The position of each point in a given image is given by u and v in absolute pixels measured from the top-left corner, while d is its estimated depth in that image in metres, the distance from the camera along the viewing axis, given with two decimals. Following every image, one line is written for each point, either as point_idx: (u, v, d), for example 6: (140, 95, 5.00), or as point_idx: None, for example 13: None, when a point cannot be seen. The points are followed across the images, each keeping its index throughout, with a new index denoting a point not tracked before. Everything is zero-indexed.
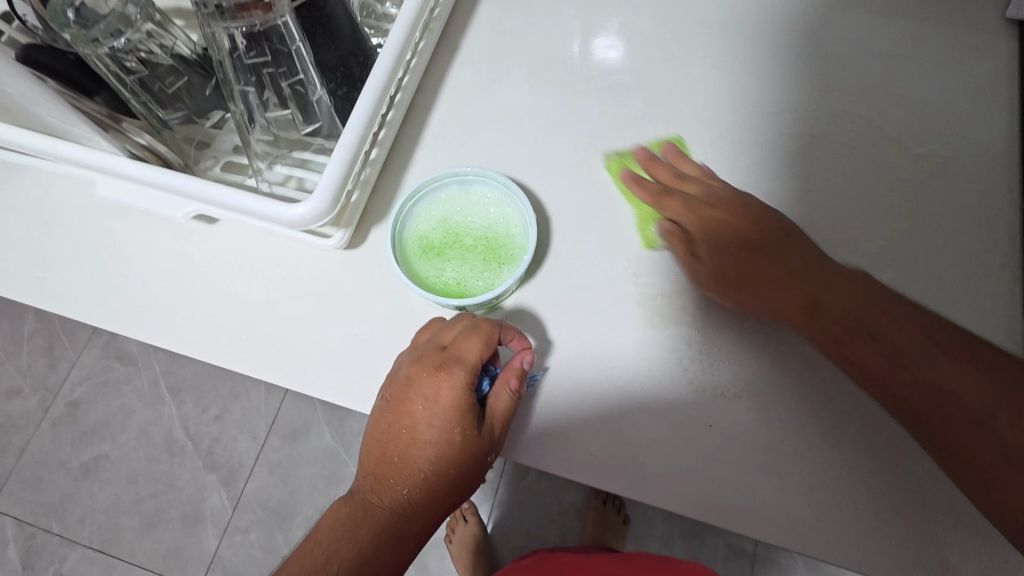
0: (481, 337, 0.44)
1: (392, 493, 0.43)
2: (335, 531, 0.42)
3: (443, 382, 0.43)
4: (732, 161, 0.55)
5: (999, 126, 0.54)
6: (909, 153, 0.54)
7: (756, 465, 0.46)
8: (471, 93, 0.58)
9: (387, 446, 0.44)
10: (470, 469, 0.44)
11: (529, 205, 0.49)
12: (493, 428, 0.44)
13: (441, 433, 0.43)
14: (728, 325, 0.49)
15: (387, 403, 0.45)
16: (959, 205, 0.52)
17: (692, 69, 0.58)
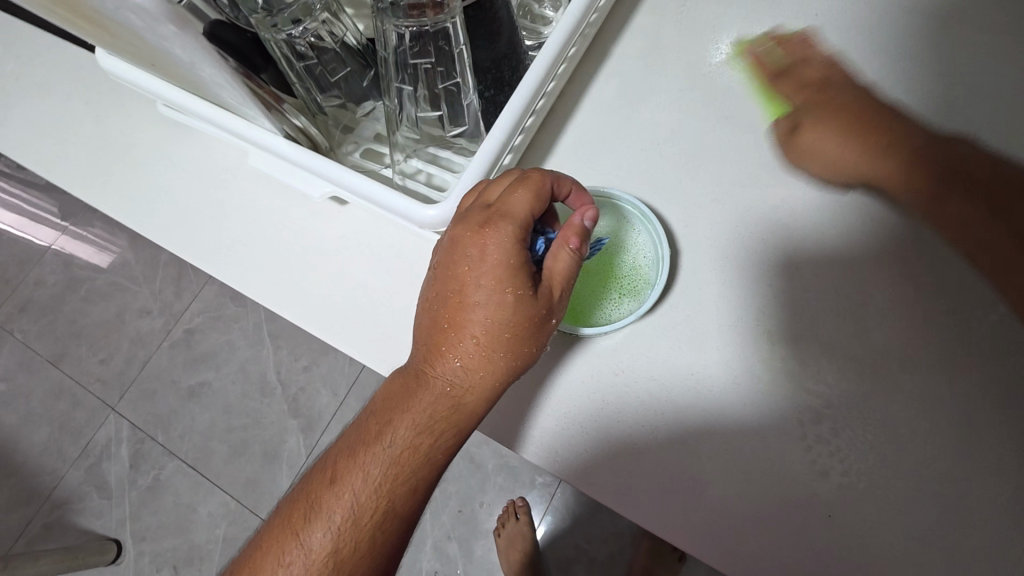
0: (529, 189, 0.39)
1: (445, 361, 0.40)
2: (394, 402, 0.40)
3: (490, 239, 0.38)
4: (898, 214, 0.48)
5: None
6: None
7: (863, 563, 0.41)
8: (611, 104, 0.55)
9: (435, 315, 0.41)
10: (527, 342, 0.40)
11: (666, 238, 0.46)
12: (554, 292, 0.40)
13: (491, 292, 0.38)
14: (862, 404, 0.44)
15: (434, 270, 0.41)
16: None
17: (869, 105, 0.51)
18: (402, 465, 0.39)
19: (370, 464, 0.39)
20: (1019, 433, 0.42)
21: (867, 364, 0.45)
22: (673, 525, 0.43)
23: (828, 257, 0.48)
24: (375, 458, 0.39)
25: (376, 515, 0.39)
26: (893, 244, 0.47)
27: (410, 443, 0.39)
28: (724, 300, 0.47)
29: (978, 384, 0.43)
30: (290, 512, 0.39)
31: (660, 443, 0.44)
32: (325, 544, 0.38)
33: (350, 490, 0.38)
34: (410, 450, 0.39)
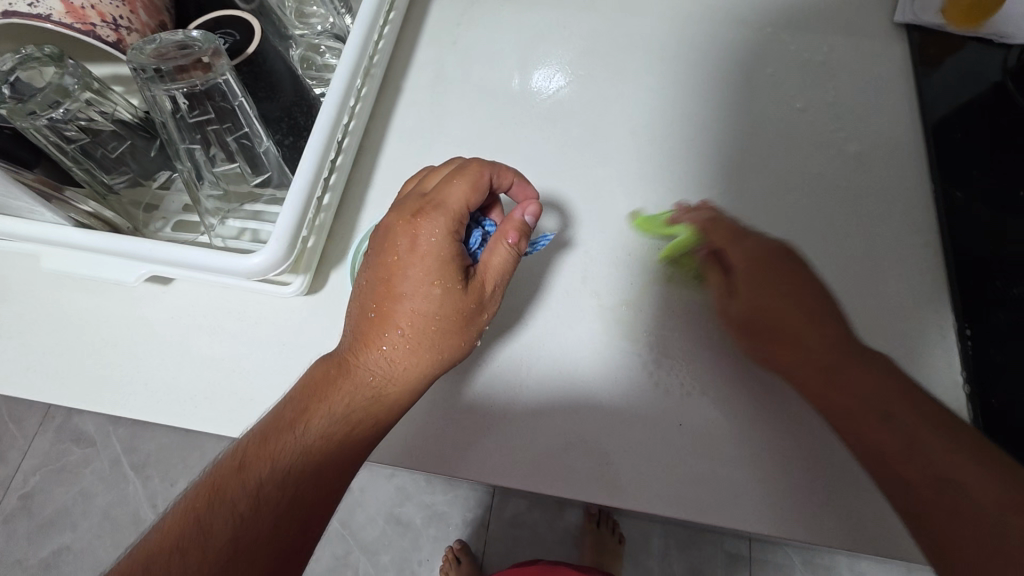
0: (468, 181, 0.44)
1: (378, 349, 0.43)
2: (322, 391, 0.42)
3: (424, 228, 0.43)
4: (668, 170, 0.58)
5: (904, 117, 0.60)
6: (828, 149, 0.59)
7: (730, 459, 0.47)
8: (416, 132, 0.60)
9: (364, 303, 0.44)
10: (450, 334, 0.43)
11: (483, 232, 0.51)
12: (482, 286, 0.44)
13: (420, 281, 0.42)
14: (687, 328, 0.52)
15: (370, 256, 0.45)
16: (878, 191, 0.56)
17: (623, 90, 0.62)
18: (319, 451, 0.40)
19: (290, 446, 0.39)
20: None
21: (681, 292, 0.53)
22: (516, 477, 0.47)
23: (626, 218, 0.56)
24: (293, 447, 0.39)
25: (281, 502, 0.38)
26: (671, 195, 0.57)
27: (328, 432, 0.40)
28: (547, 275, 0.54)
29: None
30: (191, 501, 0.38)
31: (499, 409, 0.49)
32: (224, 535, 0.36)
33: (259, 474, 0.38)
34: (327, 442, 0.40)
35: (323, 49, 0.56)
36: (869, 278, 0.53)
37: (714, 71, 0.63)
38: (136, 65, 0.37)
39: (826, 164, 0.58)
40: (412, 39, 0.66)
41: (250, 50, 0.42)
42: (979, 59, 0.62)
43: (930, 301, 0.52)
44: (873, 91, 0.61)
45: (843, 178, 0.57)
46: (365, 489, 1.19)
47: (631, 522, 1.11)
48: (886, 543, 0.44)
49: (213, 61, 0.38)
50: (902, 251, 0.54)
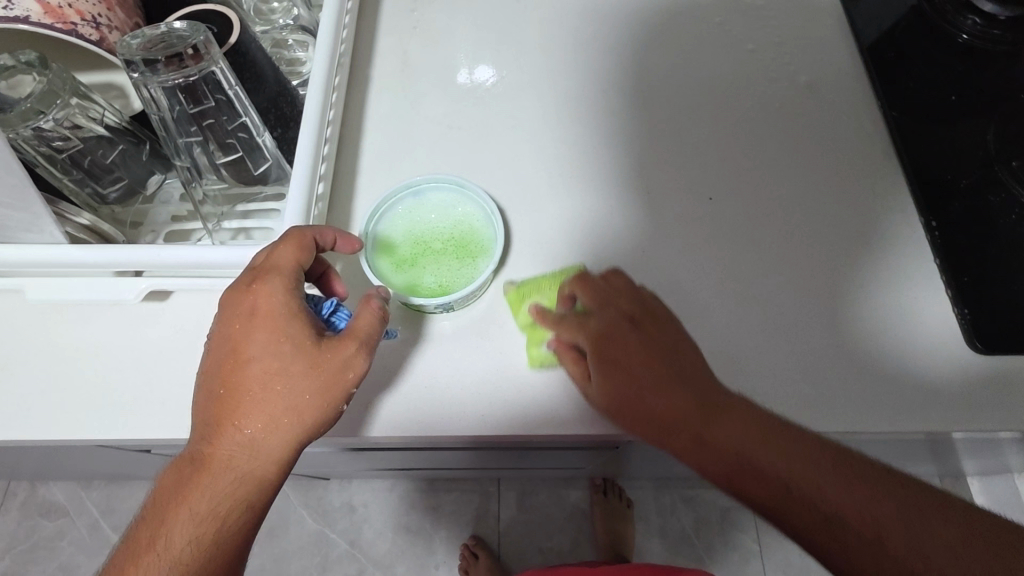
0: (293, 243, 0.42)
1: (229, 436, 0.40)
2: (175, 489, 0.39)
3: (259, 294, 0.41)
4: (642, 120, 0.61)
5: (843, 46, 0.65)
6: (782, 83, 0.63)
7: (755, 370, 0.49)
8: (392, 115, 0.61)
9: (213, 382, 0.41)
10: (308, 399, 0.40)
11: (488, 197, 0.51)
12: (344, 347, 0.41)
13: (267, 348, 0.40)
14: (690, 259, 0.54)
15: (214, 342, 0.42)
16: (833, 114, 0.61)
17: (586, 52, 0.64)
18: (186, 563, 0.37)
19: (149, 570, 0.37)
20: (795, 231, 0.55)
21: (675, 226, 0.55)
22: (555, 427, 0.47)
23: (612, 169, 0.58)
24: (151, 565, 0.37)
25: None
26: (649, 141, 0.60)
27: (192, 538, 0.38)
28: (544, 240, 0.54)
29: (747, 210, 0.56)
30: None
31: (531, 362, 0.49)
32: None
33: None
34: (189, 547, 0.38)
35: (290, 43, 0.55)
36: (838, 192, 0.57)
37: (667, 26, 0.66)
38: (126, 58, 0.37)
39: (782, 97, 0.62)
40: (371, 30, 0.66)
41: (234, 41, 0.42)
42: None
43: (899, 203, 0.56)
44: (811, 28, 0.66)
45: (799, 108, 0.62)
46: (368, 504, 1.17)
47: (637, 488, 1.14)
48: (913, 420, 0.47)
49: (203, 50, 0.38)
50: (866, 162, 0.58)
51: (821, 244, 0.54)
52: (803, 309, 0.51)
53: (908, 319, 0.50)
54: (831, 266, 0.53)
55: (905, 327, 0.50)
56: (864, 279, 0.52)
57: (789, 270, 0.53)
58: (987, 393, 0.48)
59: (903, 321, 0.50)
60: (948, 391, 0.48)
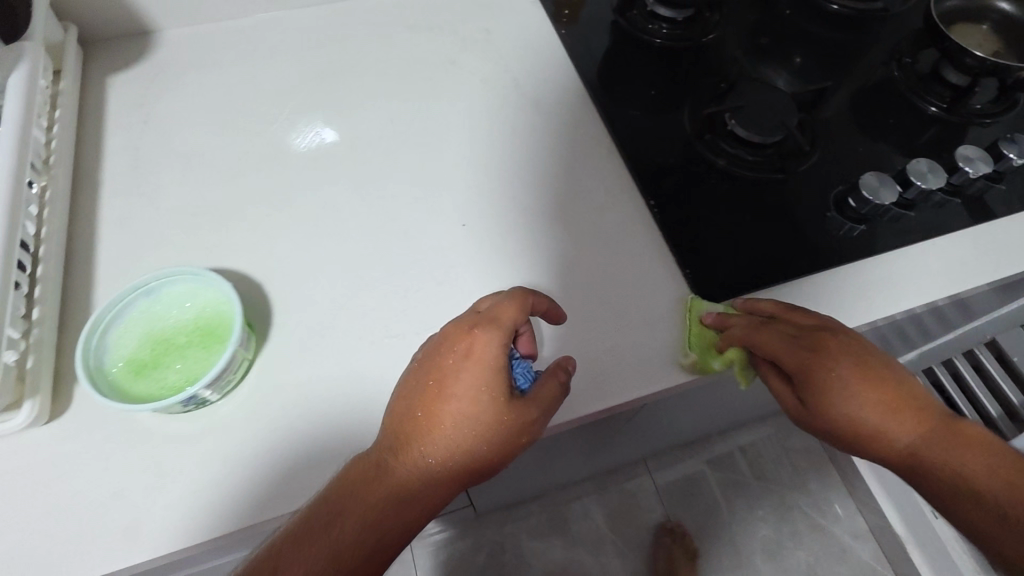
0: (515, 302, 0.48)
1: (411, 456, 0.45)
2: (360, 479, 0.43)
3: (475, 341, 0.46)
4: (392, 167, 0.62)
5: (566, 63, 0.72)
6: (517, 104, 0.67)
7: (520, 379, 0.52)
8: (127, 215, 0.58)
9: (408, 404, 0.46)
10: (485, 451, 0.46)
11: (223, 278, 0.48)
12: (534, 408, 0.47)
13: (466, 402, 0.45)
14: (452, 293, 0.55)
15: (419, 362, 0.48)
16: (567, 122, 0.66)
17: (329, 114, 0.66)
18: None
19: None
20: (545, 238, 0.58)
21: (431, 254, 0.58)
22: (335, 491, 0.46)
23: (368, 222, 0.59)
24: None
25: None
26: (400, 186, 0.61)
27: None
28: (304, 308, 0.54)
29: (500, 229, 0.59)
30: None
31: (299, 434, 0.48)
32: None
33: None
34: None
35: None
36: (570, 185, 0.62)
37: (405, 74, 0.69)
38: None
39: (520, 116, 0.67)
40: (97, 132, 0.63)
41: None
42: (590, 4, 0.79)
43: (629, 192, 0.62)
44: (525, 48, 0.73)
45: (533, 122, 0.66)
46: None
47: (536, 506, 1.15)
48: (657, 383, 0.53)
49: None
50: (595, 158, 0.64)
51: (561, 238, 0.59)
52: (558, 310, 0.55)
53: (646, 297, 0.56)
54: (579, 264, 0.57)
55: (644, 305, 0.56)
56: (608, 270, 0.57)
57: (543, 278, 0.56)
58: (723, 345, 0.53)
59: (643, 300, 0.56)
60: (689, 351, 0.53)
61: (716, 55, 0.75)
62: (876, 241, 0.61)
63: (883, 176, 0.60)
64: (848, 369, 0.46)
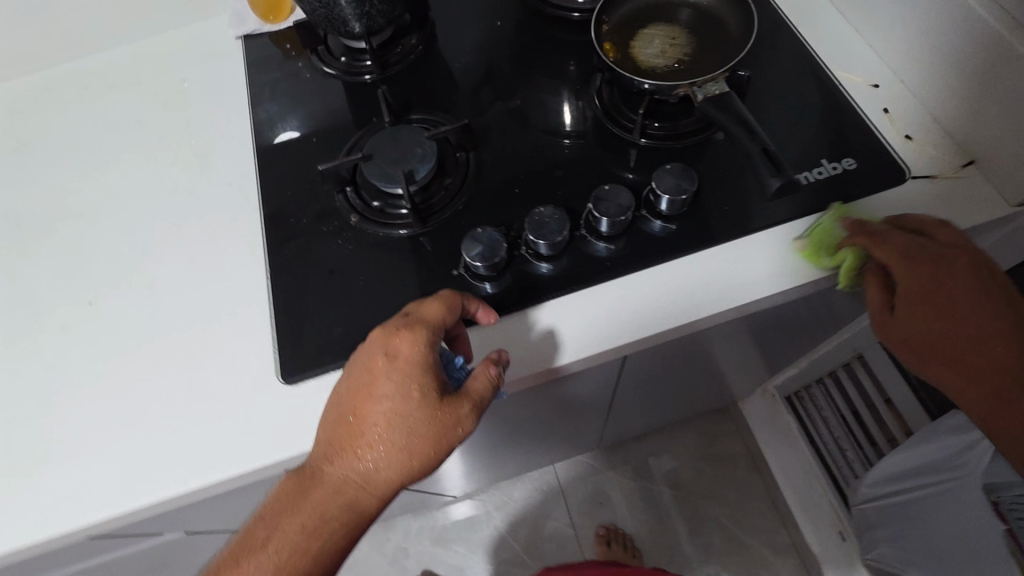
0: (442, 303, 0.48)
1: (348, 460, 0.46)
2: (287, 498, 0.45)
3: (376, 379, 0.45)
4: (50, 238, 0.64)
5: (246, 110, 0.68)
6: (181, 162, 0.66)
7: (95, 464, 0.52)
8: None
9: (342, 409, 0.46)
10: (417, 447, 0.45)
11: None
12: (462, 406, 0.46)
13: (396, 394, 0.45)
14: (60, 371, 0.56)
15: (348, 374, 0.47)
16: (223, 179, 0.64)
17: (11, 188, 0.68)
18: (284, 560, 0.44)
19: (259, 558, 0.44)
20: (163, 310, 0.57)
21: (59, 330, 0.58)
22: None
23: (11, 300, 0.60)
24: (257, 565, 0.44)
25: None
26: (48, 261, 0.62)
27: (288, 546, 0.44)
28: None
29: (124, 302, 0.58)
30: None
31: None
32: None
33: None
34: (319, 524, 0.45)
35: None
36: (206, 251, 0.60)
37: (89, 138, 0.70)
38: None
39: (181, 176, 0.65)
40: None
41: None
42: (280, 29, 0.74)
43: (260, 255, 0.59)
44: (203, 93, 0.71)
45: (191, 180, 0.64)
46: None
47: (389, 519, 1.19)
48: (225, 472, 0.50)
49: None
50: (237, 217, 0.61)
51: (182, 312, 0.57)
52: (150, 390, 0.54)
53: (242, 372, 0.54)
54: (186, 337, 0.56)
55: (237, 382, 0.53)
56: (211, 344, 0.55)
57: (148, 352, 0.56)
58: (300, 425, 0.51)
59: (237, 378, 0.54)
60: (265, 432, 0.51)
61: (403, 89, 0.68)
62: (541, 292, 0.54)
63: (682, 171, 0.54)
64: (964, 273, 0.45)
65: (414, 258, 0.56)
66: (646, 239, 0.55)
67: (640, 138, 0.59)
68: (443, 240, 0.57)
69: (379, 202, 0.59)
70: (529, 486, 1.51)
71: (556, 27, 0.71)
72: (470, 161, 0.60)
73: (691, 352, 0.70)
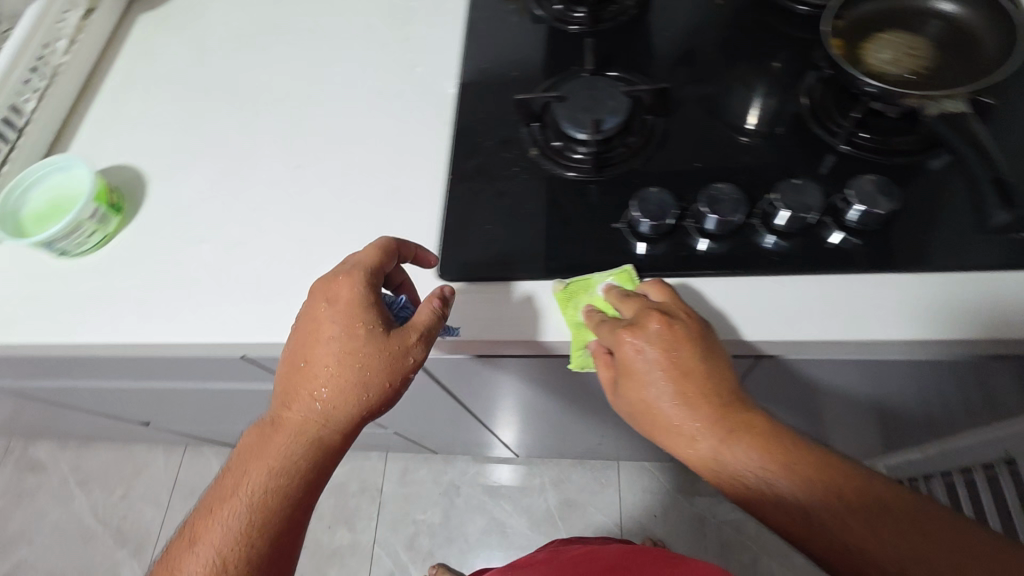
0: (375, 248, 0.54)
1: (305, 403, 0.54)
2: (256, 446, 0.54)
3: (327, 318, 0.53)
4: (279, 107, 0.74)
5: (459, 37, 0.74)
6: (395, 70, 0.73)
7: (273, 297, 0.61)
8: (100, 116, 0.79)
9: (295, 357, 0.54)
10: (372, 375, 0.53)
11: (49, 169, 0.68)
12: (410, 334, 0.53)
13: (352, 330, 0.52)
14: (264, 216, 0.66)
15: (300, 331, 0.55)
16: (426, 91, 0.70)
17: (258, 60, 0.80)
18: (268, 494, 0.52)
19: (257, 494, 0.52)
20: (353, 189, 0.66)
21: (269, 185, 0.69)
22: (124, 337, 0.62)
23: (240, 151, 0.72)
24: (244, 501, 0.52)
25: (247, 532, 0.51)
26: (272, 127, 0.73)
27: (270, 482, 0.52)
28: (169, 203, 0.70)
29: (326, 175, 0.67)
30: (190, 528, 0.53)
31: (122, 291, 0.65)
32: (235, 529, 0.51)
33: (230, 518, 0.51)
34: (287, 472, 0.53)
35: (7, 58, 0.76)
36: (400, 149, 0.67)
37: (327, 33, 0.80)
38: None
39: (392, 81, 0.73)
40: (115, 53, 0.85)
41: None
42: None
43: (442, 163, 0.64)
44: (427, 14, 0.78)
45: (401, 86, 0.72)
46: None
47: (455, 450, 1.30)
48: None
49: None
50: (431, 127, 0.67)
51: (367, 196, 0.65)
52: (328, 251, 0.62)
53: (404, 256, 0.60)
54: (365, 215, 0.63)
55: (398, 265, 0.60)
56: (384, 228, 0.62)
57: (334, 219, 0.64)
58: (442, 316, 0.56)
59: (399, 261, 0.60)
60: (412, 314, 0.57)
61: (609, 46, 0.70)
62: (695, 265, 0.54)
63: (884, 184, 0.51)
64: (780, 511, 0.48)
65: (578, 203, 0.59)
66: (821, 244, 0.53)
67: (843, 145, 0.57)
68: (610, 195, 0.59)
69: (561, 142, 0.62)
70: (590, 474, 1.51)
71: (777, 20, 0.69)
72: (657, 127, 0.61)
73: (826, 386, 0.65)
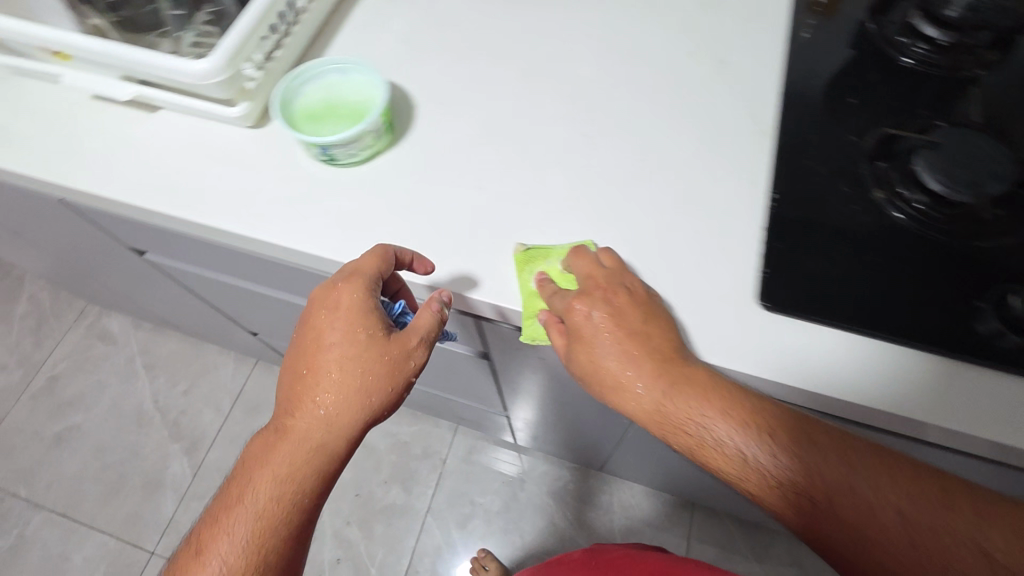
0: (372, 254, 0.55)
1: (308, 409, 0.55)
2: (263, 450, 0.55)
3: (328, 324, 0.55)
4: (565, 68, 0.68)
5: (780, 40, 0.67)
6: (703, 60, 0.66)
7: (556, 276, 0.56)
8: (363, 26, 0.73)
9: (299, 364, 0.56)
10: (374, 383, 0.55)
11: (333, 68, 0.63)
12: (411, 340, 0.55)
13: (347, 334, 0.55)
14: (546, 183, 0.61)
15: (298, 344, 0.58)
16: (741, 95, 0.64)
17: (541, 9, 0.73)
18: (272, 505, 0.54)
19: (240, 508, 0.54)
20: (653, 182, 0.60)
21: (551, 150, 0.63)
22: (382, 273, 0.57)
23: (519, 103, 0.66)
24: (245, 511, 0.53)
25: (257, 534, 0.53)
26: (557, 87, 0.67)
27: (271, 489, 0.54)
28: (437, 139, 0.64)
29: (620, 157, 0.62)
30: (209, 526, 0.55)
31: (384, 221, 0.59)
32: (245, 528, 0.53)
33: (228, 535, 0.53)
34: (275, 492, 0.54)
35: None
36: (709, 151, 0.61)
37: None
38: None
39: (700, 72, 0.66)
40: None
41: None
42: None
43: (760, 182, 0.58)
44: (742, 7, 0.70)
45: (710, 81, 0.65)
46: None
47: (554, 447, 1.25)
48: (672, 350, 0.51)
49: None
50: (748, 136, 0.61)
51: (666, 193, 0.59)
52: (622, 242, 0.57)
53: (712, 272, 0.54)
54: (667, 215, 0.58)
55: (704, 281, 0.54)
56: (689, 235, 0.57)
57: (630, 209, 0.58)
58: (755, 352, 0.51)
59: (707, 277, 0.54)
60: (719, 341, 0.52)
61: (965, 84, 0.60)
62: None
63: None
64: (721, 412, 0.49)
65: (932, 262, 0.51)
66: None
67: None
68: (971, 263, 0.51)
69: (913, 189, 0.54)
70: (662, 508, 1.45)
71: None
72: None
73: None
